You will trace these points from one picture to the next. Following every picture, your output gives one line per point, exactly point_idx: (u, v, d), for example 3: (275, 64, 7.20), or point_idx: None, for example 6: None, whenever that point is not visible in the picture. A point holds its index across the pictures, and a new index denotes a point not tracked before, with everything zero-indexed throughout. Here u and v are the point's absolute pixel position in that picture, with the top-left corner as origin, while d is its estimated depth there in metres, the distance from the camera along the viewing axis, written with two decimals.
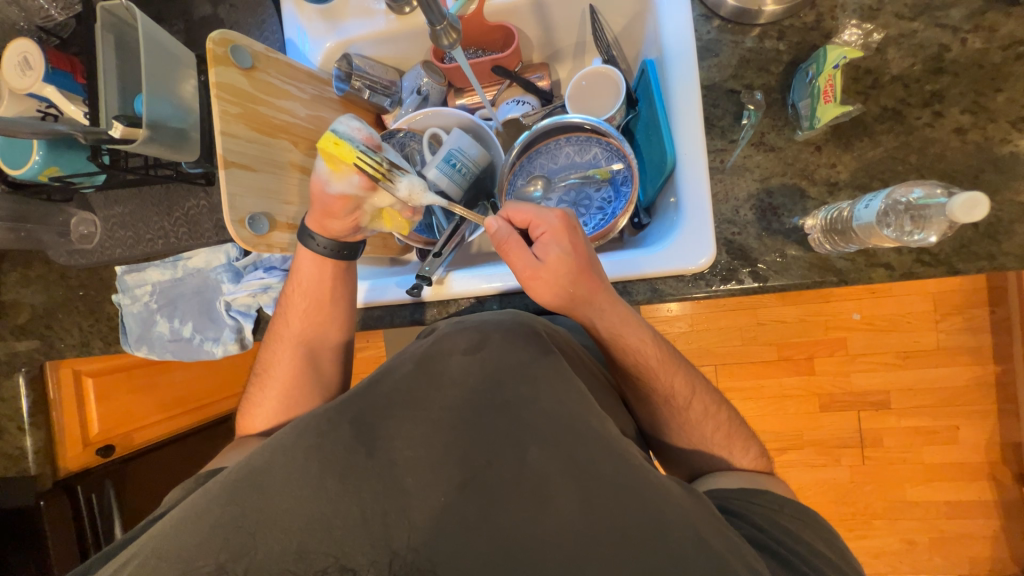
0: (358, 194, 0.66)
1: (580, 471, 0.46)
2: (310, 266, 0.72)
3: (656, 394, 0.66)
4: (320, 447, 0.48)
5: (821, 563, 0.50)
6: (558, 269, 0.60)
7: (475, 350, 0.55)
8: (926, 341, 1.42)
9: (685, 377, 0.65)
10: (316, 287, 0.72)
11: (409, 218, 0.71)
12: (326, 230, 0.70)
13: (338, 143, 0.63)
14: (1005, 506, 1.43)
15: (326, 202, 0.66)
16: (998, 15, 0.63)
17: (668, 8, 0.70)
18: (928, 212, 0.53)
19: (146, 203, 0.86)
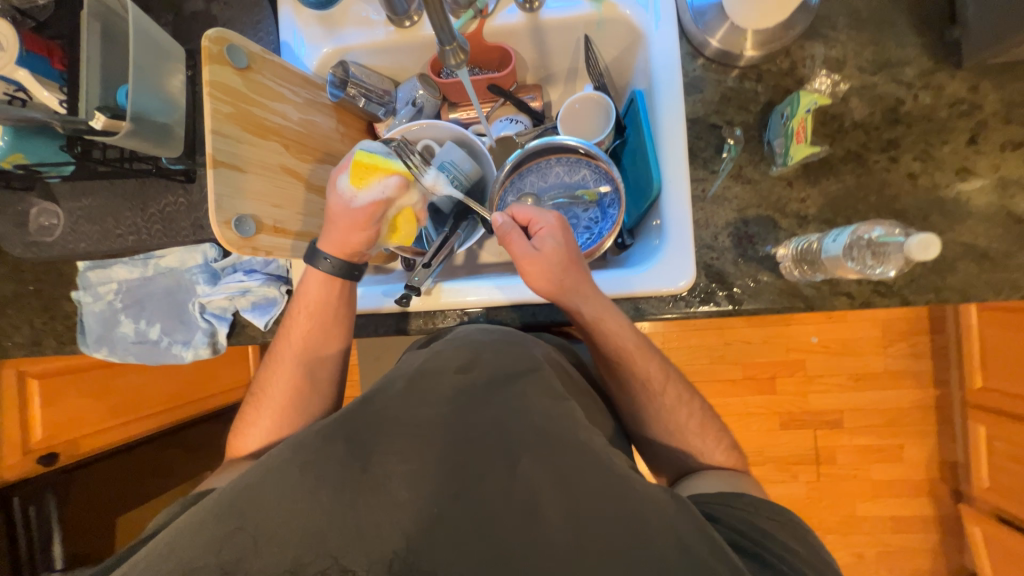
0: (387, 199, 0.67)
1: (570, 482, 0.46)
2: (316, 286, 0.70)
3: (643, 401, 0.69)
4: (314, 464, 0.48)
5: (800, 563, 0.49)
6: (552, 258, 0.63)
7: (466, 368, 0.57)
8: (875, 365, 1.53)
9: (667, 393, 0.68)
10: (323, 307, 0.71)
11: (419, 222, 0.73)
12: (346, 252, 0.70)
13: (371, 155, 0.66)
14: (942, 521, 1.54)
15: (352, 212, 0.66)
16: (945, 76, 0.71)
17: (658, 43, 0.74)
18: (887, 249, 0.58)
19: (117, 196, 0.82)
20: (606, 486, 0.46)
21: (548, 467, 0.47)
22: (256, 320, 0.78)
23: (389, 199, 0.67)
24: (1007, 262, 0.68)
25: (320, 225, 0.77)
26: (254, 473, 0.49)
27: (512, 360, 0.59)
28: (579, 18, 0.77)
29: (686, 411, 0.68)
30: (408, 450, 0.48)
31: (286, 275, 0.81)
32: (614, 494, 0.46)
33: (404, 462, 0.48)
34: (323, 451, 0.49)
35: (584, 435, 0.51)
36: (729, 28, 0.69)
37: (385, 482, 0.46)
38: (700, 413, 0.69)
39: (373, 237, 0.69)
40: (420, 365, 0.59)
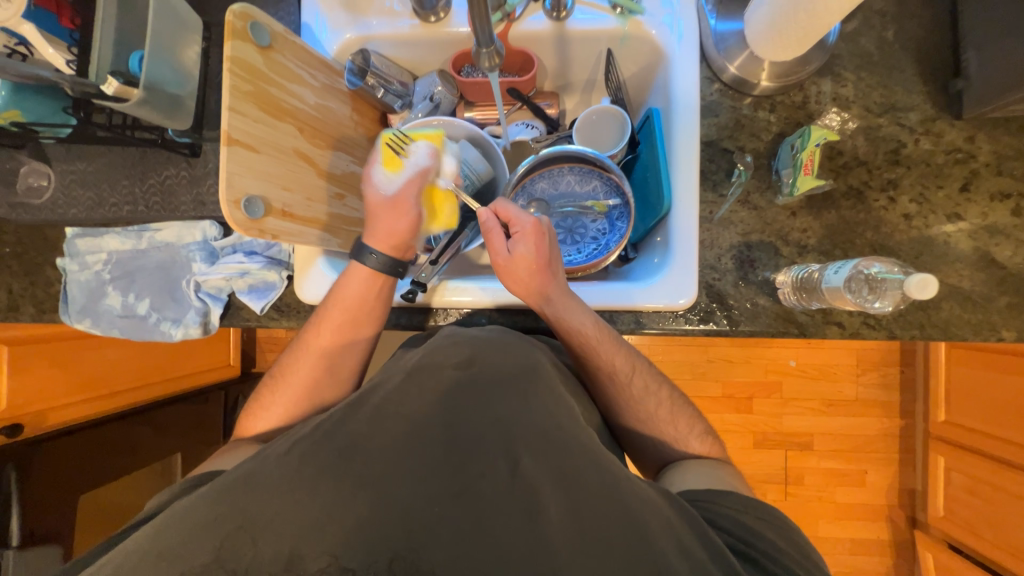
0: (423, 171, 0.71)
1: (572, 486, 0.47)
2: (357, 283, 0.70)
3: (622, 407, 0.70)
4: (316, 456, 0.47)
5: (790, 561, 0.50)
6: (521, 264, 0.66)
7: (466, 366, 0.56)
8: (849, 392, 1.59)
9: (660, 406, 0.70)
10: (357, 305, 0.70)
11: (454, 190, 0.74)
12: (393, 244, 0.72)
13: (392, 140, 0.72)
14: (897, 545, 1.61)
15: (393, 194, 0.71)
16: (944, 124, 0.74)
17: (679, 65, 0.76)
18: (885, 284, 0.61)
19: (115, 164, 0.79)
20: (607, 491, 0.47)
21: (551, 469, 0.48)
22: (252, 303, 0.77)
23: (424, 172, 0.72)
24: (987, 305, 0.72)
25: (328, 212, 0.76)
26: (257, 464, 0.49)
27: (516, 363, 0.58)
28: (604, 31, 0.78)
29: (679, 427, 0.69)
30: (411, 447, 0.48)
31: (287, 261, 0.80)
32: (614, 497, 0.46)
33: (407, 459, 0.48)
34: (325, 441, 0.48)
35: (586, 437, 0.52)
36: (749, 57, 0.72)
37: (388, 477, 0.46)
38: (693, 430, 0.70)
39: (416, 219, 0.72)
40: (418, 361, 0.57)
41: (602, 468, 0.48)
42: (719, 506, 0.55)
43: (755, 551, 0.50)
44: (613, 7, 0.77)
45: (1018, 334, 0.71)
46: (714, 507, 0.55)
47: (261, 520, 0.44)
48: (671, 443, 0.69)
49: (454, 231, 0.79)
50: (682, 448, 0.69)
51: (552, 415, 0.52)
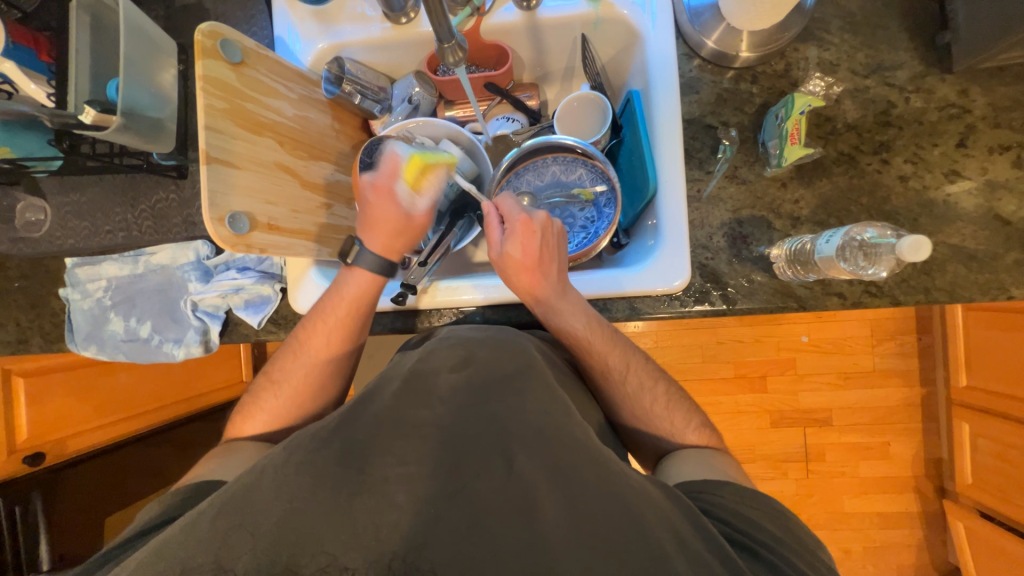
0: (395, 156, 0.73)
1: (567, 479, 0.46)
2: (358, 284, 0.71)
3: (616, 396, 0.69)
4: (310, 464, 0.48)
5: (798, 562, 0.48)
6: (509, 262, 0.66)
7: (461, 367, 0.57)
8: (864, 363, 1.55)
9: (657, 393, 0.68)
10: (359, 306, 0.71)
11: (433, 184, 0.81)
12: (381, 231, 0.73)
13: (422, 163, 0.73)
14: (927, 516, 1.57)
15: (372, 184, 0.72)
16: (935, 80, 0.72)
17: (655, 44, 0.75)
18: (880, 250, 0.60)
19: (107, 192, 0.81)
20: (601, 483, 0.46)
21: (544, 460, 0.47)
22: (249, 318, 0.78)
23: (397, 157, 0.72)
24: (994, 264, 0.69)
25: (315, 222, 0.76)
26: (253, 477, 0.49)
27: (511, 363, 0.58)
28: (576, 17, 0.77)
29: (681, 414, 0.68)
30: (405, 452, 0.48)
31: (280, 274, 0.80)
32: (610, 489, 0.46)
33: (400, 463, 0.48)
34: (319, 450, 0.49)
35: (576, 429, 0.51)
36: (725, 29, 0.70)
37: (382, 482, 0.46)
38: (696, 414, 0.69)
39: (398, 199, 0.72)
40: (413, 364, 0.59)
41: (595, 462, 0.48)
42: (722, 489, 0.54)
43: (759, 537, 0.49)
44: None
45: None
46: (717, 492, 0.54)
47: (258, 530, 0.44)
48: (672, 429, 0.67)
49: (443, 230, 0.79)
50: (686, 433, 0.67)
51: (544, 410, 0.52)
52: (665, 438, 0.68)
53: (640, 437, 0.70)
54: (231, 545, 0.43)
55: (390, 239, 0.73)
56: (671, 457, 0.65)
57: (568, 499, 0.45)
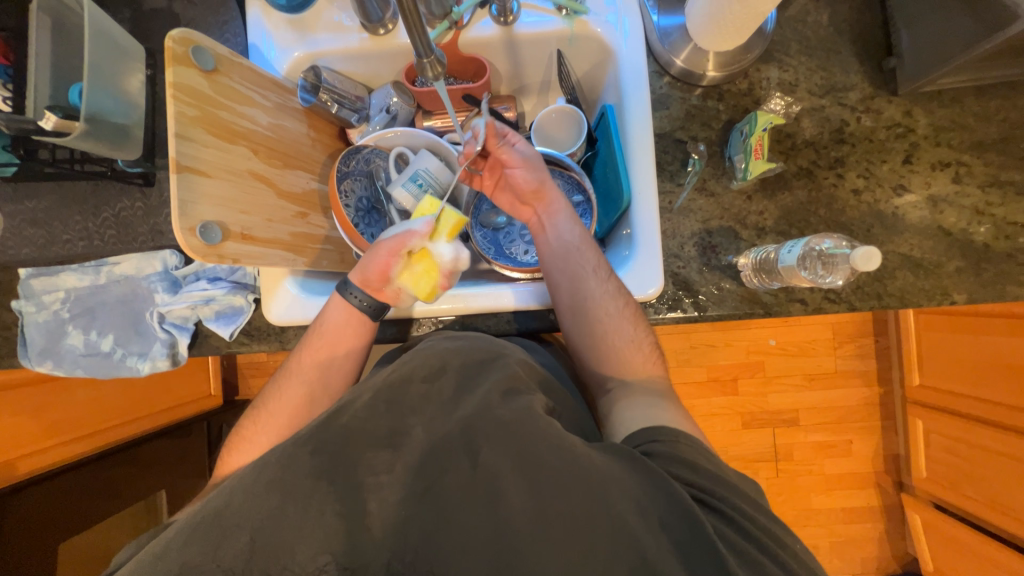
0: (411, 233, 0.68)
1: (527, 463, 0.47)
2: (338, 311, 0.70)
3: (593, 293, 0.69)
4: (285, 478, 0.47)
5: None
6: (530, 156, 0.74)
7: (433, 379, 0.56)
8: (828, 365, 1.63)
9: (625, 296, 0.69)
10: (339, 333, 0.70)
11: (415, 221, 0.68)
12: (365, 283, 0.69)
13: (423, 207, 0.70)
14: (887, 510, 1.65)
15: (381, 241, 0.69)
16: (883, 101, 0.77)
17: (627, 61, 0.78)
18: (836, 260, 0.64)
19: (66, 199, 0.77)
20: (561, 462, 0.46)
21: (506, 448, 0.48)
22: (220, 330, 0.75)
23: (411, 233, 0.68)
24: (938, 271, 0.75)
25: (291, 232, 0.75)
26: (222, 495, 0.48)
27: (478, 362, 0.58)
28: (552, 33, 0.79)
29: (642, 323, 0.69)
30: (381, 461, 0.49)
31: (252, 284, 0.79)
32: (574, 472, 0.46)
33: (375, 471, 0.48)
34: (291, 461, 0.48)
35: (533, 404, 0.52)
36: (693, 49, 0.74)
37: (355, 492, 0.47)
38: (654, 334, 0.70)
39: (389, 271, 0.68)
40: (387, 377, 0.57)
41: (559, 443, 0.48)
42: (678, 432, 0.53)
43: None
44: (558, 8, 0.78)
45: (968, 296, 0.74)
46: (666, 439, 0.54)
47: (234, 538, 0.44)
48: (631, 333, 0.68)
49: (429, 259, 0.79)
50: (643, 363, 0.67)
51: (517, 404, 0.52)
52: (623, 350, 0.68)
53: (597, 349, 0.69)
54: (202, 558, 0.43)
55: (373, 289, 0.69)
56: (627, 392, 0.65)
57: (528, 484, 0.46)
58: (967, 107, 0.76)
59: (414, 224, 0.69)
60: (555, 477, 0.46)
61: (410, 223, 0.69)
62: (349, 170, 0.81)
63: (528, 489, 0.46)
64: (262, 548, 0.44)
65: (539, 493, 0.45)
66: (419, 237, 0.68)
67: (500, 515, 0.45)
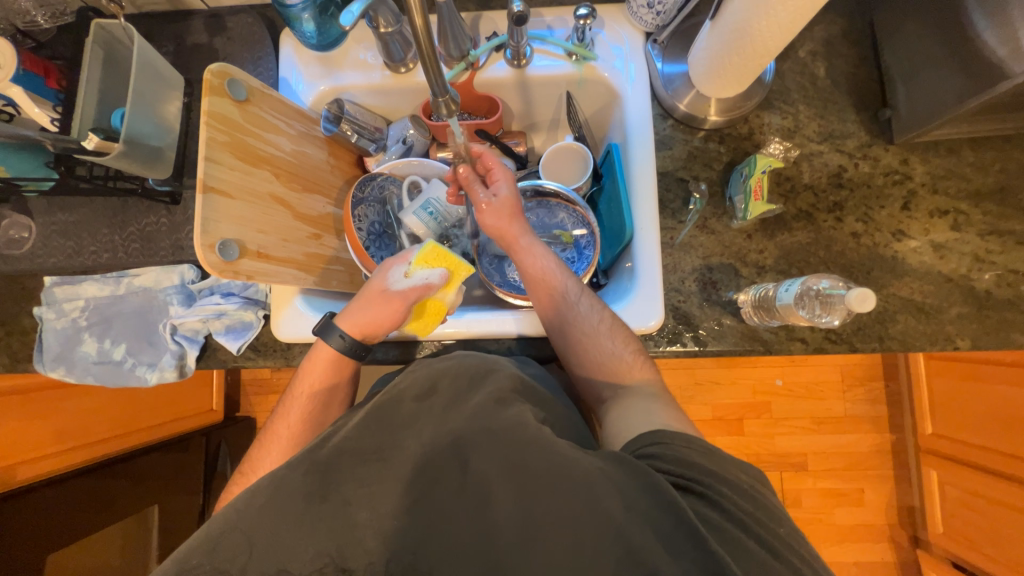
0: (429, 286, 0.72)
1: (521, 490, 0.47)
2: (321, 366, 0.72)
3: (568, 317, 0.69)
4: (278, 493, 0.48)
5: None
6: (502, 202, 0.72)
7: (424, 397, 0.56)
8: (836, 408, 1.59)
9: (599, 311, 0.69)
10: (331, 368, 0.73)
11: (431, 276, 0.71)
12: (364, 331, 0.72)
13: (434, 257, 0.72)
14: (903, 566, 1.57)
15: (392, 293, 0.70)
16: (880, 149, 0.80)
17: (633, 105, 0.82)
18: (833, 299, 0.65)
19: (97, 213, 0.82)
20: (550, 470, 0.47)
21: (495, 459, 0.48)
22: (229, 343, 0.78)
23: (430, 287, 0.72)
24: (940, 316, 0.75)
25: (304, 252, 0.78)
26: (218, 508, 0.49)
27: (468, 378, 0.59)
28: (562, 76, 0.84)
29: (624, 337, 0.68)
30: (373, 478, 0.49)
31: (264, 300, 0.81)
32: (562, 485, 0.46)
33: (364, 486, 0.49)
34: (285, 480, 0.49)
35: (525, 415, 0.53)
36: (696, 95, 0.79)
37: (346, 508, 0.48)
38: (634, 337, 0.69)
39: (398, 320, 0.72)
40: (380, 401, 0.57)
41: (548, 450, 0.48)
42: (680, 441, 0.53)
43: None
44: (569, 54, 0.83)
45: (972, 342, 0.74)
46: (669, 441, 0.53)
47: (228, 549, 0.46)
48: (612, 347, 0.67)
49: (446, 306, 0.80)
50: (631, 372, 0.66)
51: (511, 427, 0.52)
52: (608, 365, 0.67)
53: (591, 374, 0.69)
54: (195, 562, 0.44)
55: (370, 332, 0.73)
56: (619, 401, 0.65)
57: (517, 491, 0.47)
58: (964, 157, 0.78)
59: (430, 277, 0.71)
60: (544, 484, 0.46)
61: (421, 275, 0.71)
62: (363, 197, 0.85)
63: (516, 499, 0.46)
64: (254, 560, 0.45)
65: (528, 500, 0.46)
66: (436, 290, 0.72)
67: (489, 528, 0.46)
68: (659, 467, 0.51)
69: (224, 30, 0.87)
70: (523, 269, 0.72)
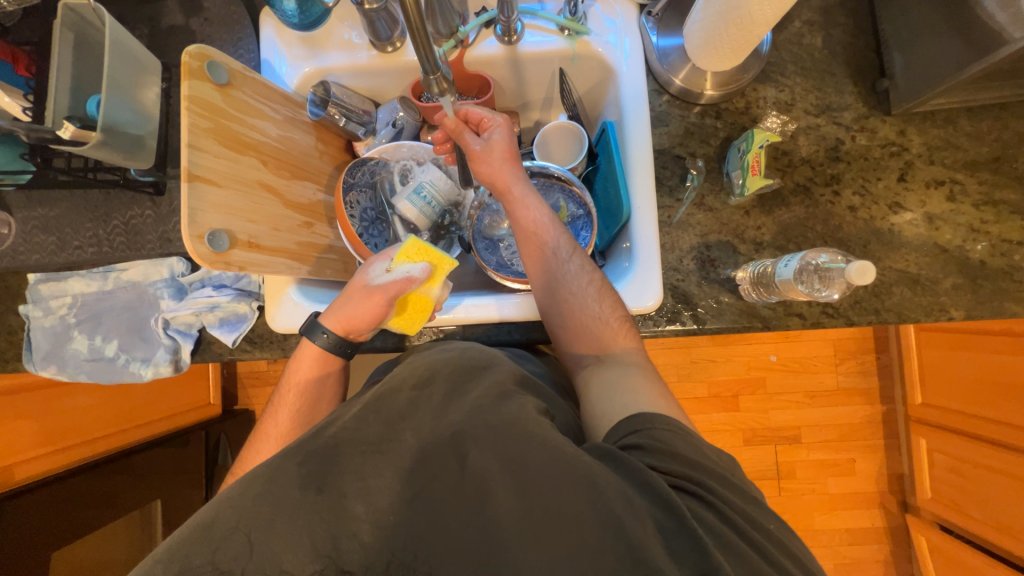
0: (411, 280, 0.69)
1: (516, 481, 0.46)
2: (308, 364, 0.72)
3: (557, 275, 0.69)
4: (271, 492, 0.47)
5: None
6: (497, 149, 0.72)
7: (423, 386, 0.56)
8: (829, 381, 1.62)
9: (589, 273, 0.69)
10: (320, 363, 0.72)
11: (413, 271, 0.69)
12: (347, 327, 0.70)
13: (418, 250, 0.71)
14: (892, 530, 1.63)
15: (373, 286, 0.69)
16: (877, 121, 0.79)
17: (626, 79, 0.79)
18: (832, 273, 0.65)
19: (78, 206, 0.79)
20: (547, 466, 0.47)
21: (490, 456, 0.48)
22: (224, 336, 0.76)
23: (411, 281, 0.69)
24: (935, 287, 0.75)
25: (296, 241, 0.76)
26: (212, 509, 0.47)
27: (466, 368, 0.59)
28: (554, 52, 0.82)
29: (608, 299, 0.68)
30: (367, 467, 0.49)
31: (257, 291, 0.79)
32: (559, 473, 0.46)
33: (362, 477, 0.48)
34: (280, 473, 0.48)
35: (529, 406, 0.55)
36: (691, 69, 0.77)
37: (344, 497, 0.47)
38: (621, 304, 0.69)
39: (380, 316, 0.70)
40: (376, 392, 0.57)
41: (543, 448, 0.48)
42: (662, 424, 0.53)
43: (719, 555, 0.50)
44: (561, 29, 0.80)
45: (966, 312, 0.75)
46: (648, 426, 0.53)
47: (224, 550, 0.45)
48: (597, 308, 0.67)
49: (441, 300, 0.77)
50: (615, 337, 0.66)
51: (505, 416, 0.51)
52: (592, 326, 0.67)
53: (573, 332, 0.68)
54: (200, 564, 0.44)
55: (352, 330, 0.71)
56: (600, 368, 0.65)
57: (516, 483, 0.47)
58: (960, 127, 0.78)
59: (412, 271, 0.69)
60: (540, 476, 0.46)
61: (403, 266, 0.69)
62: (354, 182, 0.84)
63: (511, 492, 0.46)
64: (253, 559, 0.44)
65: (524, 495, 0.46)
66: (418, 284, 0.70)
67: (490, 514, 0.46)
68: (647, 462, 0.50)
69: (200, 11, 0.83)
70: (516, 221, 0.71)
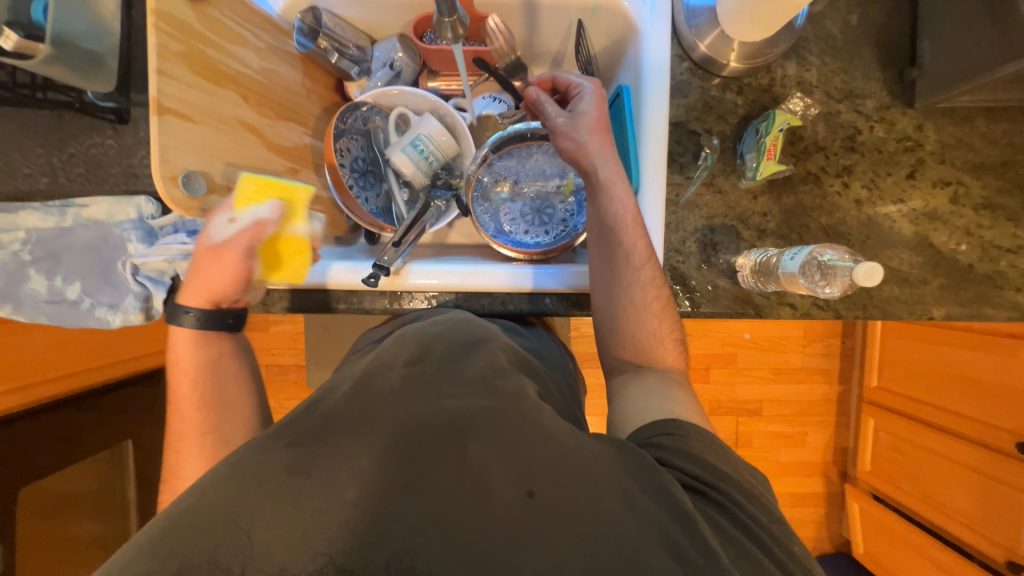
0: (263, 224, 0.64)
1: (511, 464, 0.46)
2: (184, 342, 0.68)
3: (624, 279, 0.66)
4: (256, 466, 0.45)
5: None
6: (586, 122, 0.67)
7: (415, 363, 0.56)
8: (796, 361, 1.70)
9: (656, 286, 0.67)
10: (201, 335, 0.69)
11: (261, 215, 0.64)
12: (211, 298, 0.67)
13: (259, 191, 0.63)
14: (830, 497, 1.77)
15: (220, 243, 0.64)
16: (897, 113, 0.77)
17: (650, 38, 0.73)
18: (835, 271, 0.65)
19: (25, 127, 0.70)
20: (545, 452, 0.46)
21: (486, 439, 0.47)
22: None
23: (263, 226, 0.64)
24: (922, 288, 0.77)
25: None
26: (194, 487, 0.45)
27: (459, 345, 0.58)
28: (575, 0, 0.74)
29: (668, 318, 0.67)
30: (355, 445, 0.47)
31: None
32: (556, 461, 0.46)
33: (350, 458, 0.46)
34: (267, 450, 0.47)
35: (524, 387, 0.54)
36: (719, 36, 0.71)
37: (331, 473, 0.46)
38: (677, 324, 0.68)
39: (241, 274, 0.66)
40: (364, 370, 0.56)
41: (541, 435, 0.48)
42: (697, 435, 0.54)
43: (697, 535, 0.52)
44: None
45: (946, 313, 0.77)
46: (686, 435, 0.54)
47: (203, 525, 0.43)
48: (655, 325, 0.66)
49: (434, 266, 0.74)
50: (663, 353, 0.66)
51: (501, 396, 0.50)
52: (643, 340, 0.66)
53: (622, 340, 0.67)
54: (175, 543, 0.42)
55: (221, 300, 0.68)
56: (638, 376, 0.65)
57: (510, 466, 0.46)
58: (976, 127, 0.76)
59: (265, 213, 0.64)
60: (535, 461, 0.46)
61: (258, 210, 0.63)
62: (345, 128, 0.77)
63: (505, 476, 0.45)
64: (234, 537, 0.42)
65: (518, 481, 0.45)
66: (274, 226, 0.65)
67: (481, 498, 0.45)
68: (663, 458, 0.51)
69: None
70: (595, 209, 0.68)
